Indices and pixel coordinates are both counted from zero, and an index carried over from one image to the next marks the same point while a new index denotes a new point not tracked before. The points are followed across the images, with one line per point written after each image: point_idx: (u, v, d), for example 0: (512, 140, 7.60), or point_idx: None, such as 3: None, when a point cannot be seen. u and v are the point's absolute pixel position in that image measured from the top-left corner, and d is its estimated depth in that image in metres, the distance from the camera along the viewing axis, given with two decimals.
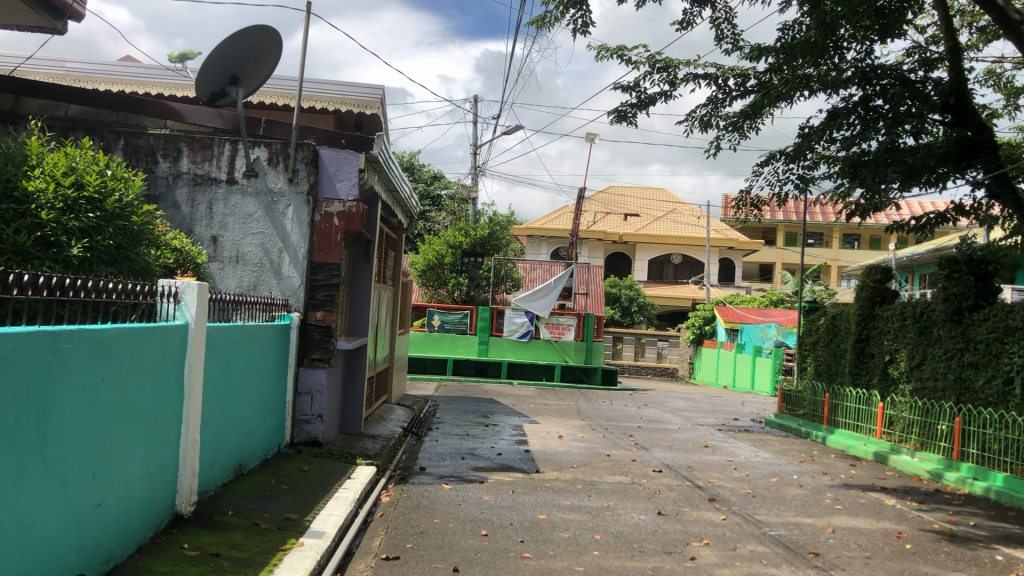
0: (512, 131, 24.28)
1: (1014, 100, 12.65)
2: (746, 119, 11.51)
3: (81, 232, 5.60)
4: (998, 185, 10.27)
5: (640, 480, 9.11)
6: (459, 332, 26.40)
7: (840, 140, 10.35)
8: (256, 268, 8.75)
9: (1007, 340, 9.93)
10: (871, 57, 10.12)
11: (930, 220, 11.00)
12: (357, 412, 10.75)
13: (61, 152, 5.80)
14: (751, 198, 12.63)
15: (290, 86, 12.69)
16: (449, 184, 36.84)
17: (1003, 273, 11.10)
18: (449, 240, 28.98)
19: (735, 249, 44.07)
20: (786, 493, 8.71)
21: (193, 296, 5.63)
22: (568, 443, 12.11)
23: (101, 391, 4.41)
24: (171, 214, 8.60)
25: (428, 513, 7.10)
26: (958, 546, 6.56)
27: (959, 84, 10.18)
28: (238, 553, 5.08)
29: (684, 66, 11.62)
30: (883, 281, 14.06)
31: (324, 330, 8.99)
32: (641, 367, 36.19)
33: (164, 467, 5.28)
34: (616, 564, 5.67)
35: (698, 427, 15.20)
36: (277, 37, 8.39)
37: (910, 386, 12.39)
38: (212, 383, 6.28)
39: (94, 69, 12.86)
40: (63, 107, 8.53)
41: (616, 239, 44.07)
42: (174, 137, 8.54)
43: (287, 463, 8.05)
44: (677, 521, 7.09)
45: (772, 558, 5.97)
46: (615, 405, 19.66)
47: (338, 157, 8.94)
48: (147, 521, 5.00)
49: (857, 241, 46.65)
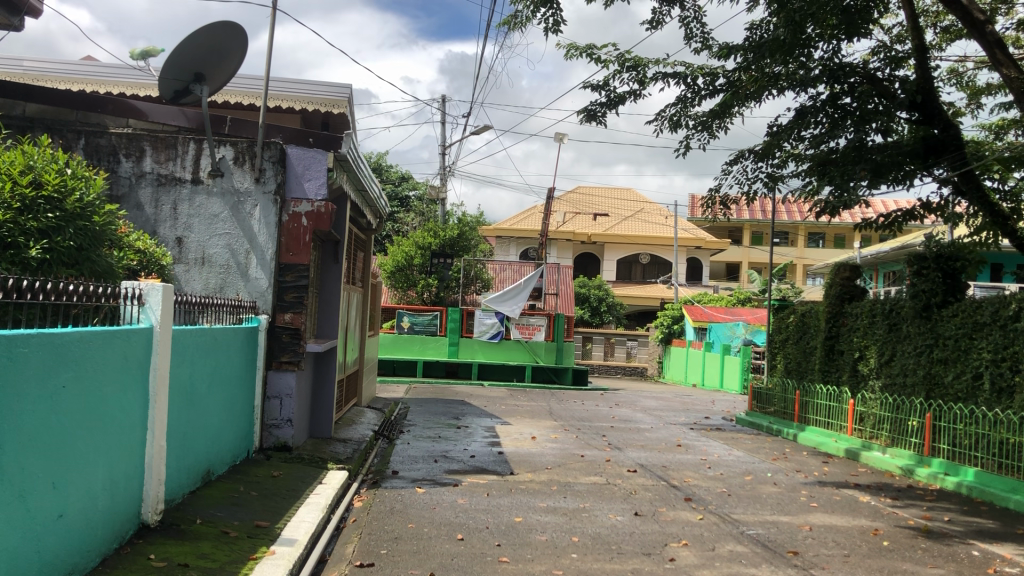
0: (482, 130, 24.26)
1: (976, 98, 12.90)
2: (714, 119, 11.53)
3: (40, 232, 5.37)
4: (965, 182, 10.39)
5: (615, 480, 9.07)
6: (429, 333, 26.20)
7: (808, 139, 10.44)
8: (222, 270, 8.54)
9: (975, 336, 10.10)
10: (839, 55, 10.17)
11: (897, 217, 11.06)
12: (328, 415, 10.58)
13: (18, 150, 5.54)
14: (719, 197, 12.63)
15: (256, 84, 12.46)
16: (418, 185, 36.78)
17: (971, 269, 11.27)
18: (418, 241, 28.83)
19: (703, 249, 44.48)
20: (760, 491, 8.72)
21: (157, 298, 5.46)
22: (542, 444, 12.02)
23: (63, 397, 4.23)
24: (134, 215, 8.35)
25: (402, 518, 6.97)
26: (934, 542, 6.61)
27: (925, 82, 10.32)
28: (207, 563, 4.90)
29: (653, 64, 11.61)
30: (851, 279, 14.20)
31: (292, 332, 8.80)
32: (610, 366, 36.29)
33: (129, 474, 5.08)
34: (595, 567, 5.59)
35: (670, 427, 15.21)
36: (243, 36, 8.23)
37: (880, 382, 12.55)
38: (178, 385, 6.07)
39: (51, 67, 12.51)
40: (20, 105, 8.26)
41: (585, 239, 44.21)
42: (136, 136, 8.29)
43: (256, 468, 7.87)
44: (653, 522, 7.04)
45: (751, 557, 5.94)
46: (586, 405, 19.62)
47: (305, 156, 8.77)
48: (112, 532, 4.81)
49: (822, 240, 47.36)
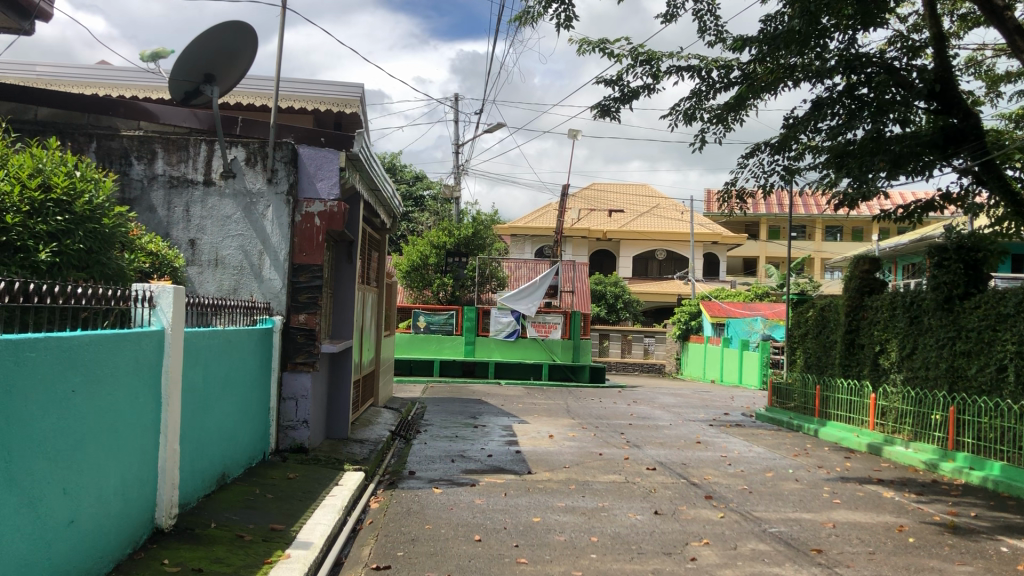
0: (495, 128, 24.22)
1: (995, 87, 12.67)
2: (729, 112, 11.36)
3: (49, 236, 5.34)
4: (985, 171, 10.22)
5: (634, 479, 8.95)
6: (445, 333, 26.13)
7: (825, 131, 10.30)
8: (235, 271, 8.51)
9: (999, 328, 9.87)
10: (855, 46, 10.02)
11: (916, 208, 10.87)
12: (344, 415, 10.53)
13: (27, 153, 5.51)
14: (735, 191, 12.44)
15: (267, 85, 12.45)
16: (432, 185, 36.76)
17: (993, 260, 11.12)
18: (432, 240, 28.79)
19: (720, 244, 44.17)
20: (782, 488, 8.58)
21: (168, 300, 5.41)
22: (559, 443, 11.91)
23: (72, 402, 4.18)
24: (147, 217, 8.34)
25: (419, 519, 6.89)
26: (962, 539, 6.44)
27: (945, 71, 10.09)
28: (221, 568, 4.85)
29: (666, 58, 11.47)
30: (871, 272, 13.97)
31: (307, 333, 8.74)
32: (628, 364, 36.08)
33: (141, 477, 5.04)
34: (614, 567, 5.49)
35: (689, 424, 15.07)
36: (254, 36, 8.20)
37: (901, 375, 12.32)
38: (191, 387, 6.03)
39: (65, 72, 12.56)
40: (32, 109, 8.25)
41: (601, 236, 43.98)
42: (147, 139, 8.27)
43: (272, 471, 7.83)
44: (674, 521, 6.93)
45: (775, 556, 5.81)
46: (604, 403, 19.48)
47: (317, 156, 8.71)
48: (125, 537, 4.76)
49: (840, 233, 46.90)
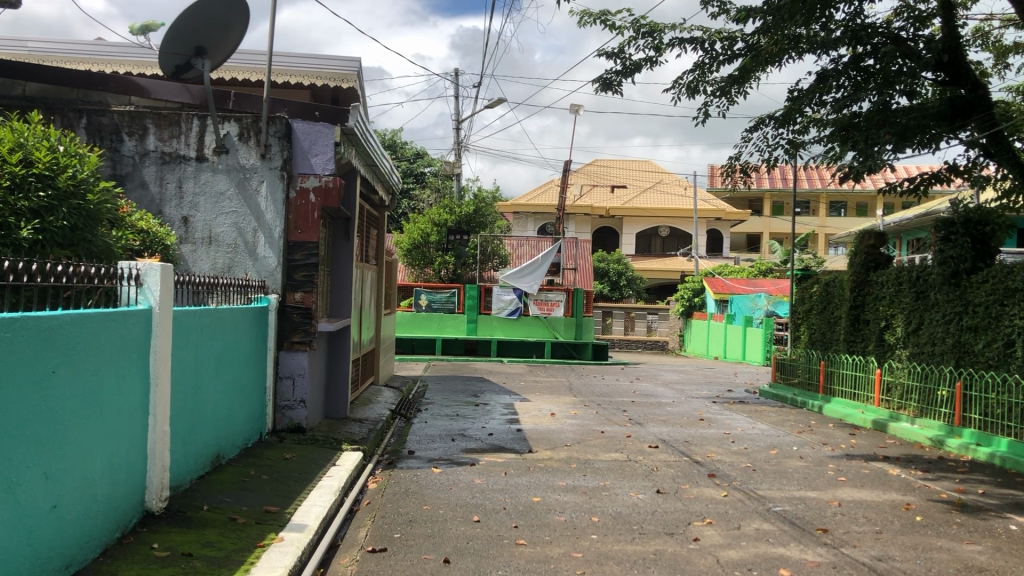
0: (494, 103, 23.93)
1: (1003, 59, 12.39)
2: (734, 85, 11.10)
3: (32, 212, 5.20)
4: (994, 143, 9.99)
5: (636, 457, 8.84)
6: (447, 311, 25.92)
7: (830, 103, 10.10)
8: (230, 249, 8.35)
9: (1007, 302, 9.70)
10: (861, 16, 9.75)
11: (922, 182, 10.64)
12: (342, 395, 10.41)
13: (8, 128, 5.34)
14: (739, 164, 12.20)
15: (261, 60, 12.21)
16: (433, 162, 36.46)
17: (1001, 234, 10.91)
18: (433, 218, 28.58)
19: (723, 220, 43.89)
20: (787, 465, 8.48)
21: (156, 278, 5.27)
22: (561, 420, 11.79)
23: (53, 383, 4.02)
24: (139, 194, 8.20)
25: (417, 500, 6.79)
26: (969, 517, 6.32)
27: (952, 40, 9.74)
28: (212, 552, 4.73)
29: (669, 30, 11.23)
30: (876, 246, 13.74)
31: (303, 311, 8.57)
32: (630, 341, 35.83)
33: (129, 461, 4.92)
34: (616, 549, 5.36)
35: (692, 401, 14.92)
36: (245, 9, 7.92)
37: (906, 351, 12.17)
38: (184, 369, 5.90)
39: (56, 48, 12.32)
40: (20, 84, 8.10)
41: (604, 213, 43.71)
42: (139, 114, 8.12)
43: (269, 451, 7.72)
44: (677, 500, 6.80)
45: (779, 536, 5.70)
46: (607, 381, 19.34)
47: (312, 130, 8.50)
48: (113, 521, 4.65)
49: (844, 209, 46.59)
